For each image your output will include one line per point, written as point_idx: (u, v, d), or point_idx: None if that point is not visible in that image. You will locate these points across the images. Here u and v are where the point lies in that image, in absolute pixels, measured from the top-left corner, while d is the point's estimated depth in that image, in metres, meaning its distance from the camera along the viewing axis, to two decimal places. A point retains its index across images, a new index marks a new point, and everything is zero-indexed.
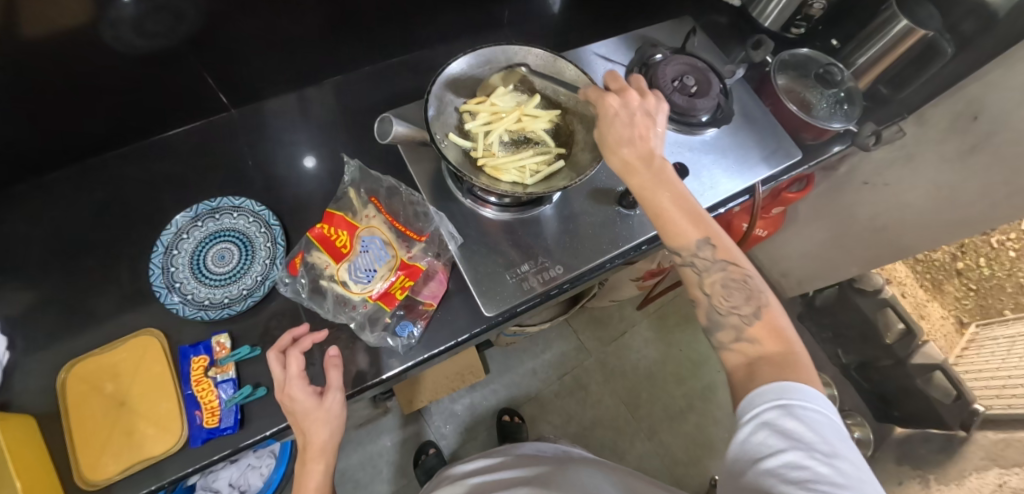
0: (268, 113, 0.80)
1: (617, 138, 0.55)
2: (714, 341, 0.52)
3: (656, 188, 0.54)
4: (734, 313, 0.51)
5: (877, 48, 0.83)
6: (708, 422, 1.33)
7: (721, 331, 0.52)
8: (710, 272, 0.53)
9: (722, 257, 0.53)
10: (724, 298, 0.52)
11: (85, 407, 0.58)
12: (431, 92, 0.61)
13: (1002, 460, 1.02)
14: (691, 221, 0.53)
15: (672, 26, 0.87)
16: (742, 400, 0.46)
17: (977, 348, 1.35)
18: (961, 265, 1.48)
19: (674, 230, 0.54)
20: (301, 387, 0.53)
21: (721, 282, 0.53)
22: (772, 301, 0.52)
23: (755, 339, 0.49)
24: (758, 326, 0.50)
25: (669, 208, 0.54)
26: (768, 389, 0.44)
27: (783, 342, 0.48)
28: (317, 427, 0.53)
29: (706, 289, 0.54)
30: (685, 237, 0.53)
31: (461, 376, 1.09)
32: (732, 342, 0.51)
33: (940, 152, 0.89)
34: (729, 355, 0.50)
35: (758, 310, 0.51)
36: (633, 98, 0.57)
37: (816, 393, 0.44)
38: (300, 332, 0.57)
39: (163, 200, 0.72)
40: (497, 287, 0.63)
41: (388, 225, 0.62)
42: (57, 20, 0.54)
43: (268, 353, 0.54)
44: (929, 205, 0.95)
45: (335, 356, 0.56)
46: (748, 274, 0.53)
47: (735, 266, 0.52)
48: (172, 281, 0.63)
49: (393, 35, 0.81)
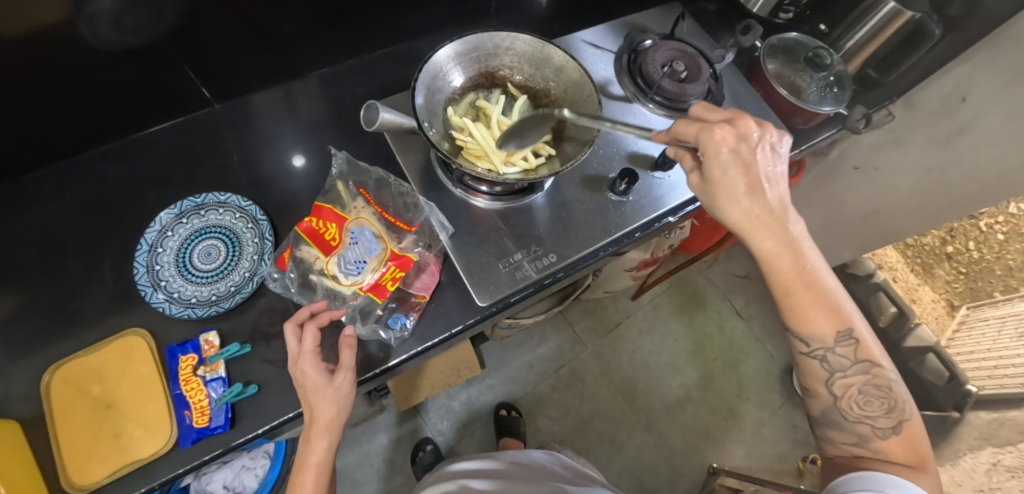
0: (252, 108, 0.78)
1: (733, 191, 0.54)
2: (827, 434, 0.55)
3: (786, 255, 0.53)
4: (865, 422, 0.52)
5: (866, 30, 0.85)
6: (706, 411, 1.33)
7: (837, 431, 0.54)
8: (846, 372, 0.53)
9: (861, 356, 0.53)
10: (858, 403, 0.53)
11: (70, 410, 0.57)
12: (419, 80, 0.60)
13: (997, 439, 1.02)
14: (830, 311, 0.53)
15: (660, 13, 0.87)
16: (839, 480, 0.50)
17: (968, 330, 1.36)
18: (951, 248, 1.50)
19: (806, 315, 0.53)
20: (313, 363, 0.52)
21: (858, 386, 0.53)
22: (912, 412, 0.52)
23: (881, 450, 0.51)
24: (894, 441, 0.51)
25: (797, 284, 0.53)
26: (868, 480, 0.47)
27: (918, 458, 0.50)
28: (325, 403, 0.52)
29: (834, 386, 0.54)
30: (821, 325, 0.53)
31: (457, 372, 1.08)
32: (850, 445, 0.53)
33: (930, 135, 0.89)
34: (840, 452, 0.54)
35: (897, 424, 0.51)
36: (748, 128, 0.54)
37: (916, 489, 0.46)
38: (320, 306, 0.56)
39: (147, 199, 0.70)
40: (491, 276, 0.63)
41: (377, 216, 0.62)
42: (31, 16, 0.53)
43: (285, 325, 0.53)
44: (920, 188, 0.95)
45: (350, 335, 0.55)
46: (889, 381, 0.53)
47: (876, 370, 0.53)
48: (158, 280, 0.62)
49: (379, 26, 0.80)
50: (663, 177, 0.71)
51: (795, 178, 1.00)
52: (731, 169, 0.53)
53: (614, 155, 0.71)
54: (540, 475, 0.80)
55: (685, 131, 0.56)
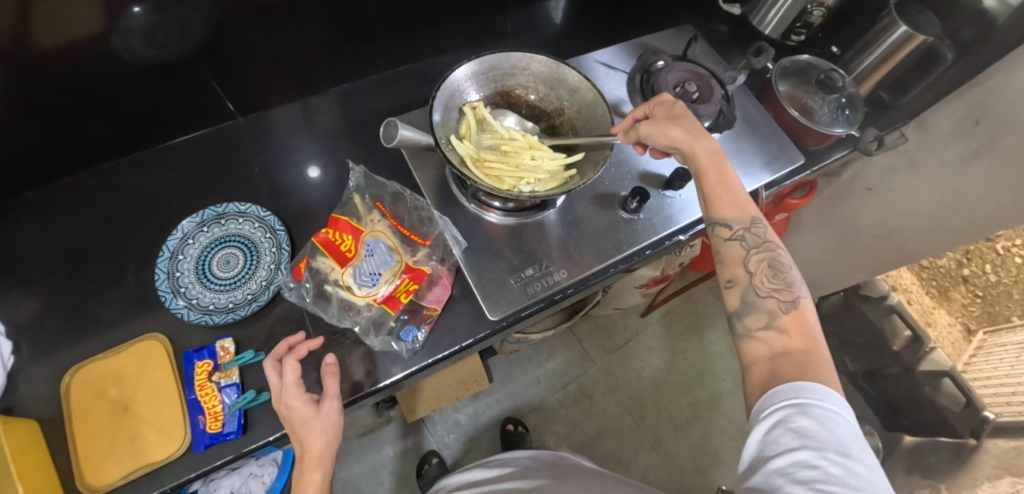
0: (274, 121, 0.81)
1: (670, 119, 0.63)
2: (742, 326, 0.54)
3: (713, 161, 0.60)
4: (772, 296, 0.54)
5: (874, 56, 0.86)
6: (714, 431, 1.31)
7: (751, 315, 0.54)
8: (756, 251, 0.57)
9: (766, 241, 0.57)
10: (766, 280, 0.55)
11: (88, 412, 0.58)
12: (437, 97, 0.62)
13: (1014, 469, 0.98)
14: (739, 204, 0.59)
15: (673, 35, 0.88)
16: (760, 399, 0.48)
17: (986, 355, 1.34)
18: (967, 271, 1.48)
19: (723, 204, 0.59)
20: (298, 395, 0.53)
21: (766, 264, 0.56)
22: (807, 299, 0.54)
23: (785, 329, 0.52)
24: (792, 316, 0.53)
25: (716, 183, 0.60)
26: (786, 390, 0.46)
27: (812, 337, 0.51)
28: (314, 434, 0.52)
29: (749, 266, 0.57)
30: (731, 213, 0.59)
31: (464, 385, 1.08)
32: (761, 329, 0.53)
33: (944, 158, 0.88)
34: (754, 341, 0.52)
35: (793, 299, 0.54)
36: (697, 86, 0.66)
37: (832, 394, 0.45)
38: (297, 340, 0.57)
39: (170, 207, 0.72)
40: (502, 291, 0.63)
41: (392, 229, 0.63)
42: (69, 29, 0.56)
43: (265, 361, 0.53)
44: (933, 210, 0.95)
45: (332, 364, 0.56)
46: (788, 266, 0.57)
47: (778, 253, 0.57)
48: (178, 286, 0.64)
49: (399, 44, 0.82)
50: (673, 196, 0.72)
51: (808, 198, 1.01)
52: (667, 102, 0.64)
53: (626, 174, 0.72)
54: (530, 471, 0.80)
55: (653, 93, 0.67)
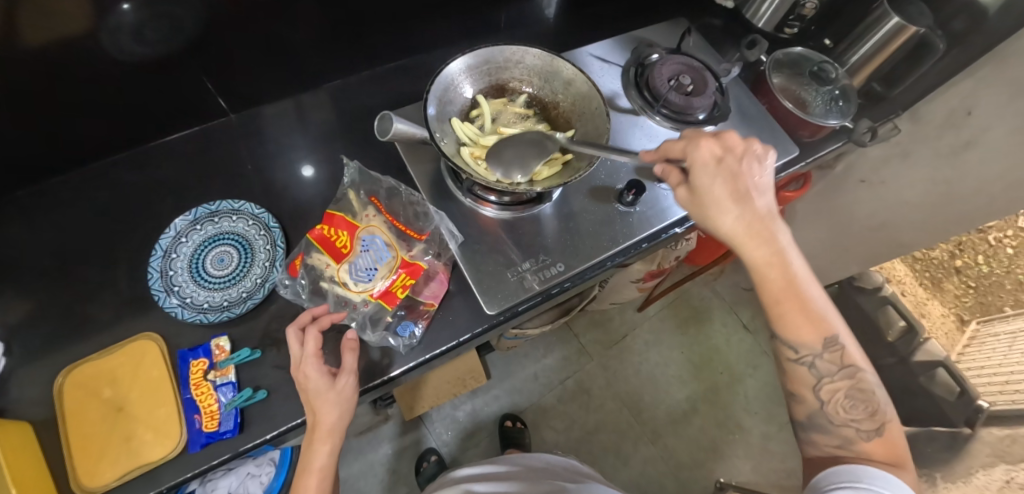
0: (267, 118, 0.80)
1: (720, 198, 0.52)
2: (811, 437, 0.55)
3: (776, 264, 0.52)
4: (851, 426, 0.52)
5: (872, 43, 0.83)
6: (712, 424, 1.32)
7: (822, 433, 0.54)
8: (833, 377, 0.53)
9: (846, 362, 0.53)
10: (844, 408, 0.53)
11: (82, 413, 0.58)
12: (432, 91, 0.61)
13: (1009, 456, 0.99)
14: (813, 319, 0.53)
15: (667, 28, 0.88)
16: (821, 476, 0.52)
17: (979, 345, 1.35)
18: (959, 262, 1.52)
19: (793, 323, 0.52)
20: (316, 366, 0.53)
21: (844, 391, 0.53)
22: (892, 414, 0.53)
23: (867, 453, 0.51)
24: (876, 442, 0.51)
25: (786, 295, 0.52)
26: (847, 474, 0.49)
27: (895, 453, 0.51)
28: (327, 407, 0.52)
29: (821, 391, 0.54)
30: (806, 333, 0.53)
31: (462, 382, 1.08)
32: (834, 447, 0.53)
33: (935, 148, 0.89)
34: (822, 454, 0.54)
35: (880, 427, 0.52)
36: (736, 142, 0.53)
37: (896, 483, 0.47)
38: (321, 310, 0.57)
39: (162, 205, 0.72)
40: (499, 285, 0.63)
41: (388, 224, 0.63)
42: (58, 27, 0.55)
43: (287, 329, 0.53)
44: (926, 200, 0.95)
45: (351, 340, 0.55)
46: (873, 385, 0.53)
47: (860, 375, 0.53)
48: (171, 285, 0.63)
49: (391, 39, 0.82)
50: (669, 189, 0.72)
51: (802, 190, 1.01)
52: (716, 178, 0.52)
53: (622, 167, 0.72)
54: (543, 473, 0.81)
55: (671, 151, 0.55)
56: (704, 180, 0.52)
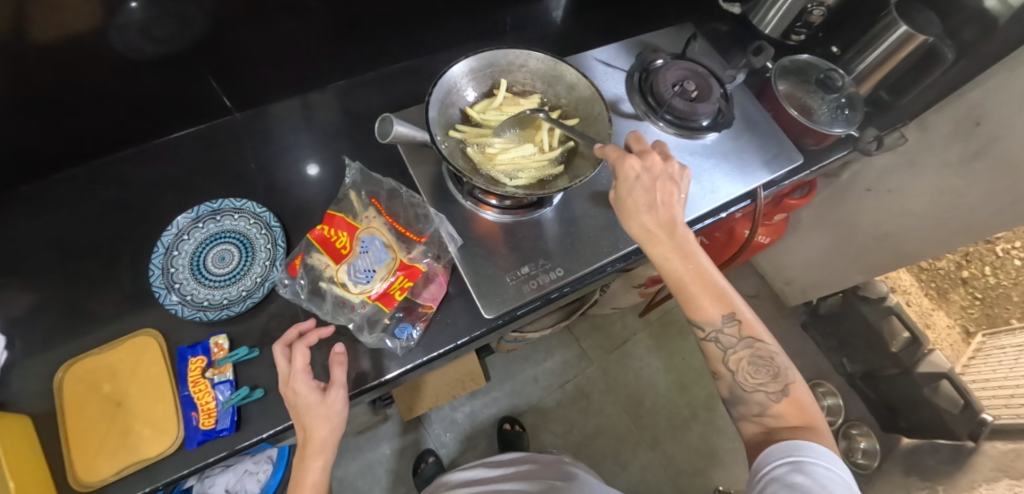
0: (272, 117, 0.80)
1: (633, 206, 0.55)
2: (736, 413, 0.56)
3: (677, 258, 0.55)
4: (760, 390, 0.54)
5: (875, 55, 0.83)
6: (711, 431, 1.31)
7: (742, 405, 0.55)
8: (736, 349, 0.55)
9: (747, 334, 0.55)
10: (750, 374, 0.55)
11: (81, 407, 0.58)
12: (434, 94, 0.61)
13: (1012, 471, 0.97)
14: (714, 298, 0.55)
15: (673, 33, 0.88)
16: (759, 458, 0.50)
17: (985, 358, 1.34)
18: (966, 273, 1.48)
19: (697, 307, 0.55)
20: (305, 381, 0.53)
21: (746, 359, 0.55)
22: (796, 376, 0.54)
23: (780, 415, 0.53)
24: (785, 404, 0.53)
25: (690, 280, 0.55)
26: (783, 448, 0.49)
27: (806, 416, 0.52)
28: (318, 422, 0.53)
29: (730, 364, 0.55)
30: (710, 313, 0.55)
31: (462, 383, 1.08)
32: (756, 416, 0.54)
33: (944, 158, 0.89)
34: (749, 427, 0.54)
35: (784, 388, 0.53)
36: (656, 161, 0.56)
37: (825, 452, 0.48)
38: (307, 326, 0.57)
39: (165, 202, 0.72)
40: (497, 290, 0.63)
41: (388, 226, 0.62)
42: (67, 23, 0.55)
43: (274, 346, 0.54)
44: (933, 211, 0.94)
45: (340, 353, 0.56)
46: (773, 352, 0.55)
47: (759, 344, 0.55)
48: (172, 282, 0.63)
49: (397, 40, 0.82)
50: None
51: (807, 198, 1.00)
52: (632, 188, 0.55)
53: None
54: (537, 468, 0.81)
55: (610, 152, 0.57)
56: (626, 192, 0.55)
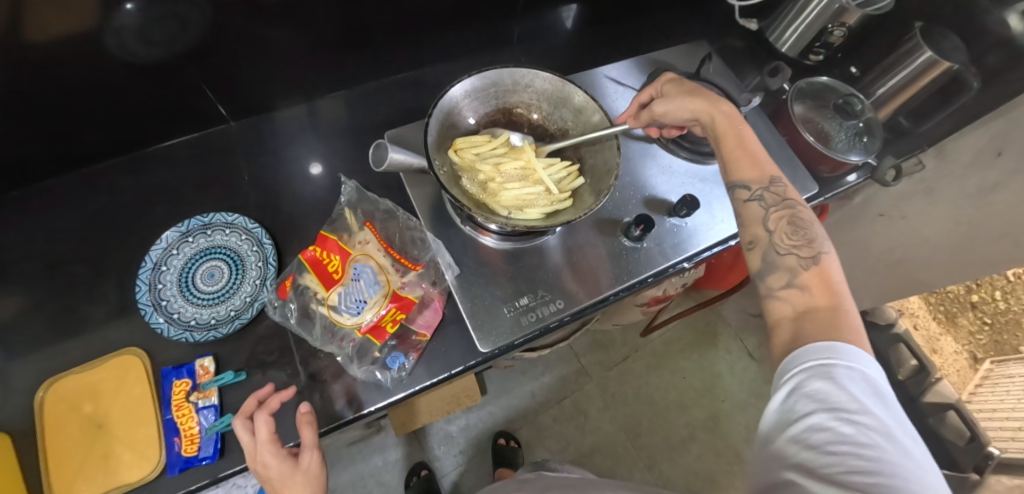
0: (269, 126, 0.78)
1: (680, 95, 0.63)
2: (763, 287, 0.49)
3: (728, 124, 0.58)
4: (793, 253, 0.49)
5: (900, 77, 0.80)
6: (710, 453, 1.29)
7: (773, 275, 0.49)
8: (777, 209, 0.52)
9: (787, 197, 0.53)
10: (787, 237, 0.51)
11: (62, 428, 0.56)
12: (433, 114, 0.58)
13: None
14: (758, 162, 0.55)
15: (687, 50, 0.85)
16: (781, 364, 0.44)
17: (992, 386, 1.31)
18: (975, 297, 1.46)
19: (739, 165, 0.56)
20: (272, 452, 0.50)
21: (786, 220, 0.51)
22: (833, 252, 0.49)
23: (807, 287, 0.47)
24: (813, 273, 0.47)
25: (734, 144, 0.57)
26: (813, 349, 0.42)
27: (837, 297, 0.46)
28: (295, 492, 0.49)
29: (769, 224, 0.52)
30: (751, 173, 0.54)
31: (457, 399, 1.05)
32: (783, 287, 0.48)
33: (961, 189, 0.84)
34: (777, 302, 0.47)
35: (817, 255, 0.48)
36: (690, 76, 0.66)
37: (856, 349, 0.41)
38: (267, 393, 0.54)
39: (157, 213, 0.70)
40: (494, 321, 0.60)
41: (383, 252, 0.60)
42: (58, 25, 0.53)
43: (233, 421, 0.50)
44: (949, 241, 0.91)
45: (306, 413, 0.53)
46: (812, 221, 0.51)
47: (801, 208, 0.52)
48: (159, 300, 0.61)
49: (401, 51, 0.80)
50: (680, 224, 0.69)
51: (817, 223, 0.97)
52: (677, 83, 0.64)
53: (631, 198, 0.69)
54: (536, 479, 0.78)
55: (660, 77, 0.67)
56: (670, 86, 0.64)
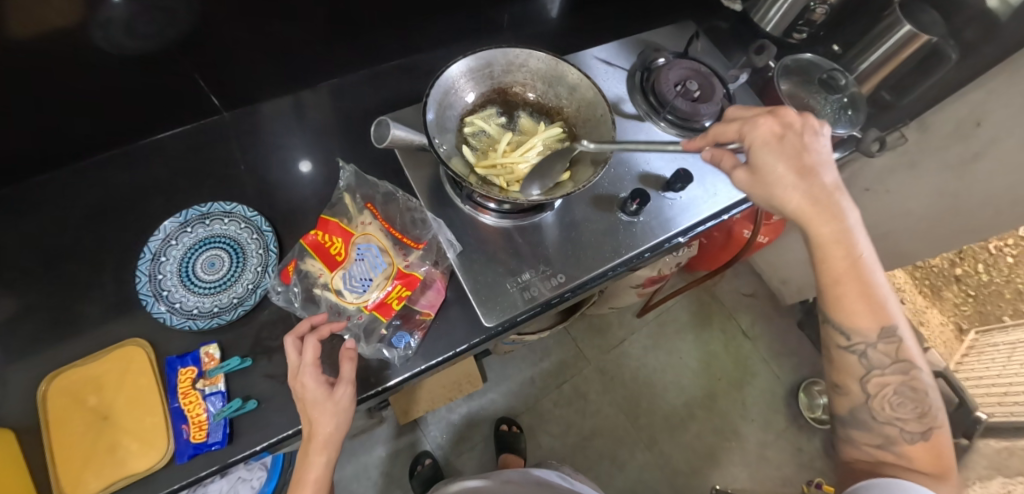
0: (261, 116, 0.78)
1: (787, 181, 0.53)
2: (851, 435, 0.56)
3: (838, 245, 0.52)
4: (894, 424, 0.52)
5: (881, 52, 0.82)
6: (709, 432, 1.31)
7: (863, 432, 0.54)
8: (885, 371, 0.53)
9: (900, 355, 0.52)
10: (891, 405, 0.53)
11: (66, 421, 0.56)
12: (431, 95, 0.59)
13: (1008, 469, 1.07)
14: (874, 305, 0.52)
15: (674, 31, 0.86)
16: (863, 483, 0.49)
17: (977, 355, 1.35)
18: (959, 270, 1.49)
19: (853, 316, 0.52)
20: (314, 376, 0.51)
21: (894, 386, 0.53)
22: (942, 418, 0.52)
23: (906, 455, 0.52)
24: (919, 446, 0.51)
25: (847, 276, 0.52)
26: (886, 483, 0.48)
27: (942, 466, 0.51)
28: (324, 418, 0.51)
29: (871, 385, 0.54)
30: (863, 322, 0.52)
31: (458, 386, 1.06)
32: (875, 447, 0.53)
33: (945, 160, 0.87)
34: (860, 454, 0.55)
35: (926, 430, 0.52)
36: (793, 118, 0.55)
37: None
38: (320, 319, 0.55)
39: (152, 205, 0.70)
40: (497, 297, 0.61)
41: (384, 232, 0.61)
42: (46, 19, 0.53)
43: (286, 338, 0.52)
44: (932, 212, 0.94)
45: (350, 349, 0.54)
46: (926, 386, 0.53)
47: (915, 373, 0.53)
48: (160, 290, 0.61)
49: (391, 38, 0.80)
50: (674, 199, 0.70)
51: None
52: (778, 156, 0.53)
53: (626, 175, 0.70)
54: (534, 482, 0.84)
55: (732, 129, 0.56)
56: (768, 161, 0.54)
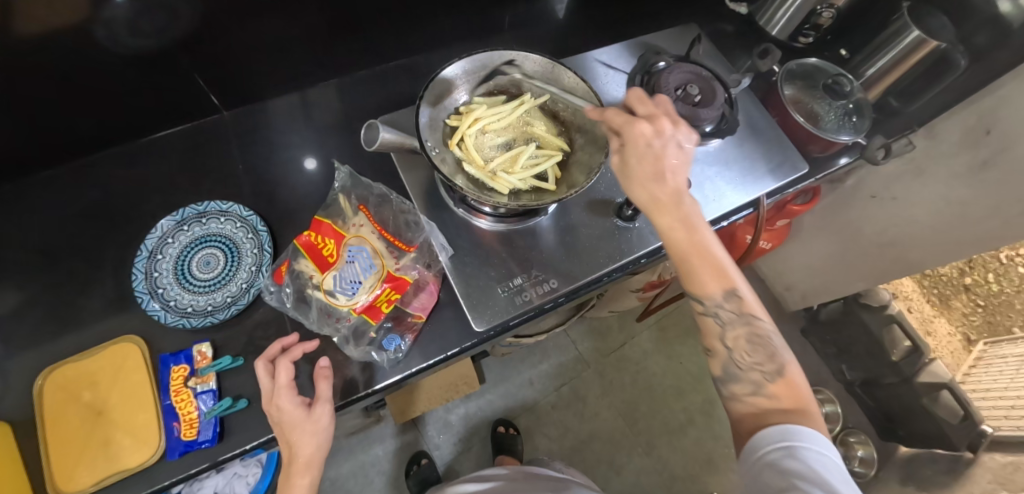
0: (262, 116, 0.78)
1: (642, 175, 0.53)
2: (727, 392, 0.55)
3: (683, 230, 0.53)
4: (755, 369, 0.53)
5: (888, 58, 0.80)
6: (709, 437, 1.30)
7: (736, 384, 0.54)
8: (733, 324, 0.54)
9: (745, 311, 0.54)
10: (746, 352, 0.54)
11: (61, 415, 0.57)
12: (425, 97, 0.59)
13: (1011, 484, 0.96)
14: (716, 273, 0.54)
15: (677, 34, 0.85)
16: (751, 443, 0.49)
17: (985, 367, 1.32)
18: (968, 280, 1.44)
19: (698, 280, 0.54)
20: (289, 398, 0.52)
21: (745, 337, 0.54)
22: (792, 358, 0.53)
23: (773, 395, 0.51)
24: (780, 384, 0.52)
25: (693, 252, 0.53)
26: (779, 432, 0.47)
27: (801, 400, 0.51)
28: (304, 440, 0.51)
29: (727, 341, 0.55)
30: (709, 287, 0.54)
31: (455, 387, 1.06)
32: (748, 395, 0.53)
33: (952, 169, 0.86)
34: (739, 406, 0.53)
35: (779, 368, 0.52)
36: (665, 126, 0.53)
37: (817, 436, 0.46)
38: (291, 341, 0.56)
39: (151, 202, 0.70)
40: (488, 301, 0.61)
41: (377, 235, 0.61)
42: (47, 18, 0.53)
43: (256, 362, 0.53)
44: (939, 221, 0.92)
45: (325, 367, 0.54)
46: (770, 332, 0.54)
47: (757, 322, 0.54)
48: (155, 287, 0.61)
49: (393, 39, 0.80)
50: None
51: (810, 204, 0.98)
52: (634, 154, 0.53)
53: None
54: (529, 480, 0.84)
55: (615, 120, 0.55)
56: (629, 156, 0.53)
